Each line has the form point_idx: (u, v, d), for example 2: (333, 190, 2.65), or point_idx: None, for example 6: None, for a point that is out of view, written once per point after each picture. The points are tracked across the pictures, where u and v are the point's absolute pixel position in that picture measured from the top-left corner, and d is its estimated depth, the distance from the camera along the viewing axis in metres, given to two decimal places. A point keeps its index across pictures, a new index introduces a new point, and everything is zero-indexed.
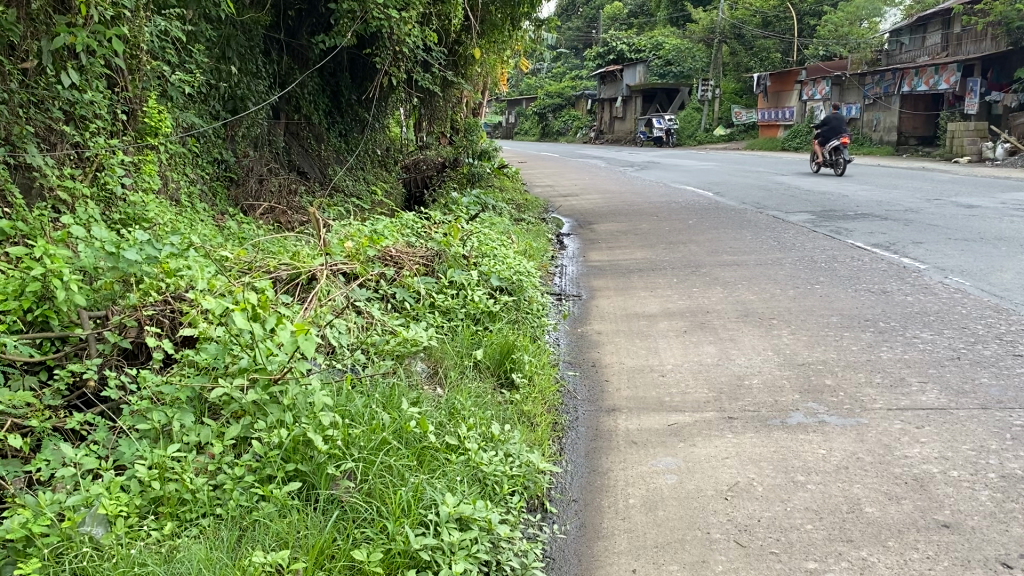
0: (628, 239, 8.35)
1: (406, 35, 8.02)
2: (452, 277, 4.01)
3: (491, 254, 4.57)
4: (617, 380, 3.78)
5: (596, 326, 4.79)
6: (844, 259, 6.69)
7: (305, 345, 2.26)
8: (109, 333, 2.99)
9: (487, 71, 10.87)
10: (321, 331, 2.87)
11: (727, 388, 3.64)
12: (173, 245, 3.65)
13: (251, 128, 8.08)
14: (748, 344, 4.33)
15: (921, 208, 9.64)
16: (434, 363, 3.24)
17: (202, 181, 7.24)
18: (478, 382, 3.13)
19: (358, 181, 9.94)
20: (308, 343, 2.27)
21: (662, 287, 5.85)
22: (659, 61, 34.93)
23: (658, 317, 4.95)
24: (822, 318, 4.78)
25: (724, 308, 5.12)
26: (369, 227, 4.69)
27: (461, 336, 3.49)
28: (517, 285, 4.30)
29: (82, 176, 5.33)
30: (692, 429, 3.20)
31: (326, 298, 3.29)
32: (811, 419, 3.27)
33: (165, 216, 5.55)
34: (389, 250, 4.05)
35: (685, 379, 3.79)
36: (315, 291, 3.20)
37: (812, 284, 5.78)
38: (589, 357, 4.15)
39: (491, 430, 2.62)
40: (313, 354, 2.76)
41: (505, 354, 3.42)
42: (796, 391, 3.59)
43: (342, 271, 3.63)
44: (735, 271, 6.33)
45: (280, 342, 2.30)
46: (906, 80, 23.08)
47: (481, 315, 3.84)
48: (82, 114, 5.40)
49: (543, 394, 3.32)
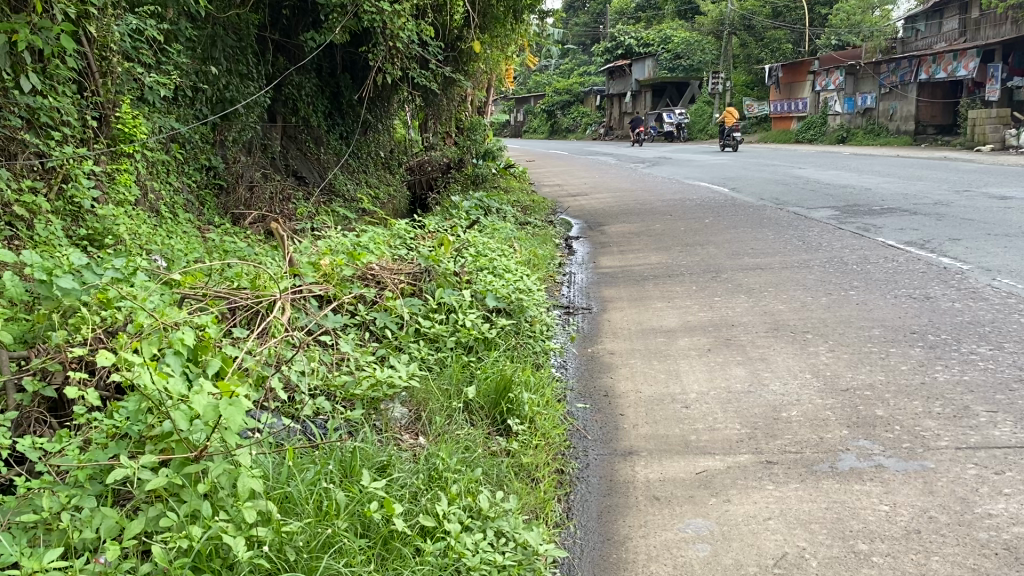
0: (641, 241, 7.83)
1: (401, 28, 7.49)
2: (442, 298, 3.50)
3: (488, 270, 4.09)
4: (633, 414, 3.27)
5: (608, 344, 4.29)
6: (877, 259, 6.15)
7: (230, 414, 1.79)
8: (29, 379, 2.44)
9: (491, 68, 10.35)
10: (272, 379, 2.39)
11: (763, 423, 3.12)
12: (118, 270, 3.16)
13: (243, 131, 7.57)
14: (782, 364, 3.81)
15: (952, 200, 9.05)
16: (416, 406, 2.73)
17: (187, 190, 6.82)
18: (467, 429, 2.63)
19: (360, 184, 9.57)
20: (233, 411, 1.80)
21: (680, 296, 5.33)
22: (669, 54, 34.08)
23: (678, 332, 4.43)
24: (862, 331, 4.25)
25: (751, 320, 4.60)
26: (351, 240, 4.19)
27: (449, 371, 2.99)
28: (518, 304, 3.78)
29: (47, 188, 4.98)
30: (723, 479, 2.69)
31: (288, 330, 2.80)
32: (865, 463, 2.75)
33: (139, 230, 5.15)
34: (370, 267, 3.60)
35: (713, 412, 3.26)
36: (272, 322, 2.71)
37: (846, 289, 5.24)
38: (601, 385, 3.64)
39: (478, 500, 2.11)
40: (251, 405, 2.30)
41: (501, 392, 2.92)
42: (843, 425, 3.07)
43: (314, 294, 3.18)
44: (759, 276, 5.79)
45: (200, 408, 1.81)
46: (923, 68, 22.47)
47: (474, 343, 3.33)
48: (45, 122, 5.05)
49: (547, 438, 2.83)
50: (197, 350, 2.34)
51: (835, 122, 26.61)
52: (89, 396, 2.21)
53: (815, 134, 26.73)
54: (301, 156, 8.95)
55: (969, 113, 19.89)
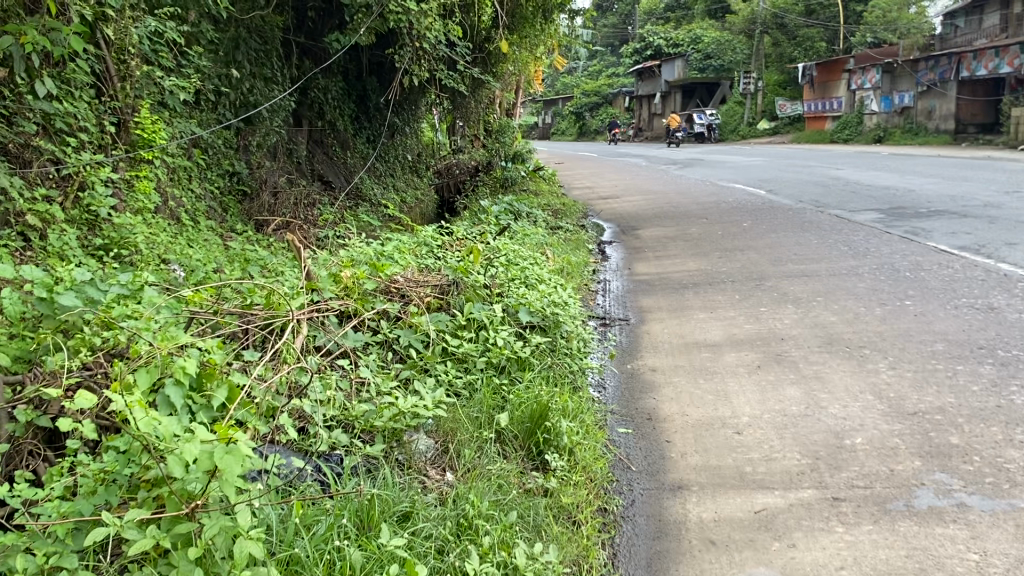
0: (677, 247, 7.53)
1: (427, 28, 7.24)
2: (470, 315, 3.24)
3: (518, 282, 3.82)
4: (681, 441, 2.99)
5: (649, 360, 4.01)
6: (930, 266, 5.80)
7: (226, 465, 1.55)
8: (22, 410, 2.19)
9: (520, 70, 10.10)
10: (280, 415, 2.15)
11: (825, 452, 2.83)
12: (124, 286, 2.96)
13: (268, 136, 7.37)
14: (841, 384, 3.50)
15: (1002, 201, 8.64)
16: (443, 438, 2.47)
17: (210, 197, 6.65)
18: (500, 464, 2.38)
19: (388, 189, 9.42)
20: (231, 461, 1.56)
21: (723, 306, 5.04)
22: (700, 55, 33.64)
23: (724, 347, 4.14)
24: (924, 347, 3.94)
25: (802, 333, 4.29)
26: (373, 251, 3.96)
27: (478, 397, 2.73)
28: (552, 320, 3.50)
29: (62, 196, 4.83)
30: (786, 519, 2.40)
31: (298, 356, 2.55)
32: (944, 501, 2.46)
33: (157, 239, 4.95)
34: (394, 280, 3.36)
35: (769, 440, 2.97)
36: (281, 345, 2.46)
37: (901, 298, 4.91)
38: (643, 408, 3.36)
39: (515, 556, 1.86)
40: (258, 441, 2.07)
41: (537, 421, 2.66)
42: (915, 456, 2.77)
43: (334, 310, 2.96)
44: (806, 285, 5.48)
45: (194, 457, 1.58)
46: (963, 66, 21.87)
47: (507, 363, 3.06)
48: (60, 128, 4.91)
49: (587, 474, 2.57)
50: (201, 378, 2.14)
51: (871, 122, 26.04)
52: (85, 430, 1.96)
53: (851, 134, 26.07)
54: (328, 160, 8.76)
55: (1011, 110, 19.31)
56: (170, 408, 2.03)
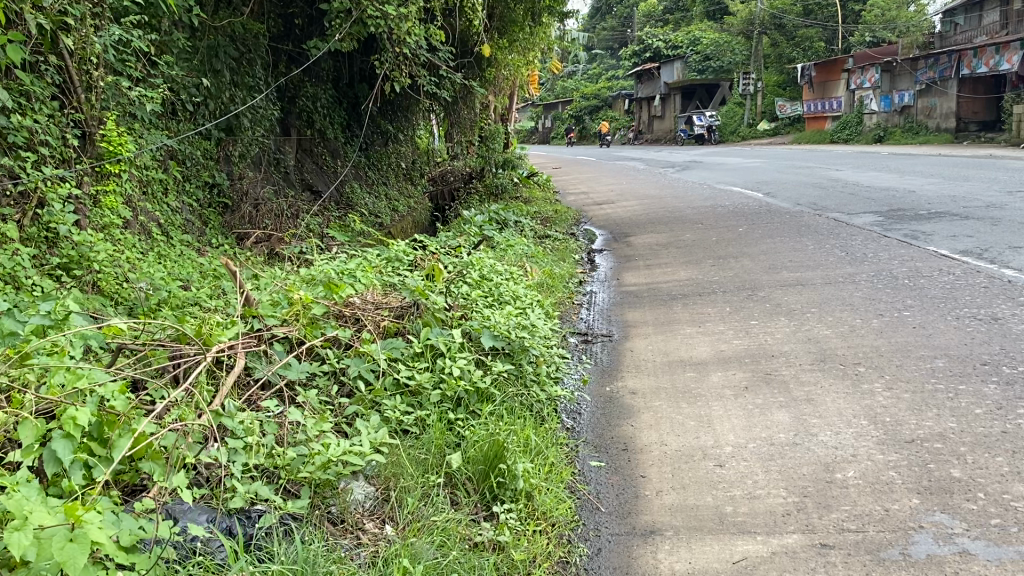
0: (669, 254, 7.29)
1: (408, 33, 6.96)
2: (428, 341, 2.99)
3: (484, 304, 3.58)
4: (657, 477, 2.73)
5: (629, 382, 3.76)
6: (931, 272, 5.54)
7: (68, 556, 1.41)
8: None
9: (510, 74, 9.85)
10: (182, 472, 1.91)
11: (815, 489, 2.58)
12: (48, 316, 2.71)
13: (249, 147, 7.08)
14: (833, 407, 3.24)
15: (1006, 202, 8.38)
16: (384, 484, 2.23)
17: (187, 211, 6.30)
18: (446, 514, 2.14)
19: (380, 198, 9.18)
20: (73, 551, 1.42)
21: (712, 319, 4.79)
22: (698, 56, 33.37)
23: (710, 365, 3.89)
24: (923, 363, 3.68)
25: (794, 349, 4.04)
26: (334, 269, 3.71)
27: (428, 438, 2.49)
28: (519, 344, 3.25)
29: (20, 214, 4.45)
30: (768, 571, 2.15)
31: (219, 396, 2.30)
32: (945, 548, 2.20)
33: (120, 257, 4.62)
34: (346, 305, 3.13)
35: (753, 474, 2.72)
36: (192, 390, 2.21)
37: (899, 309, 4.65)
38: (619, 437, 3.11)
39: None
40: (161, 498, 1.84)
41: (491, 461, 2.42)
42: (912, 493, 2.51)
43: (272, 341, 2.73)
44: (800, 294, 5.22)
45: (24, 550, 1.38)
46: (964, 63, 21.59)
47: (465, 396, 2.81)
48: (13, 142, 4.50)
49: (546, 521, 2.33)
50: (101, 426, 1.91)
51: (871, 121, 25.75)
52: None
53: (852, 133, 25.75)
54: (317, 169, 8.49)
55: (1012, 107, 19.01)
56: (56, 464, 1.79)
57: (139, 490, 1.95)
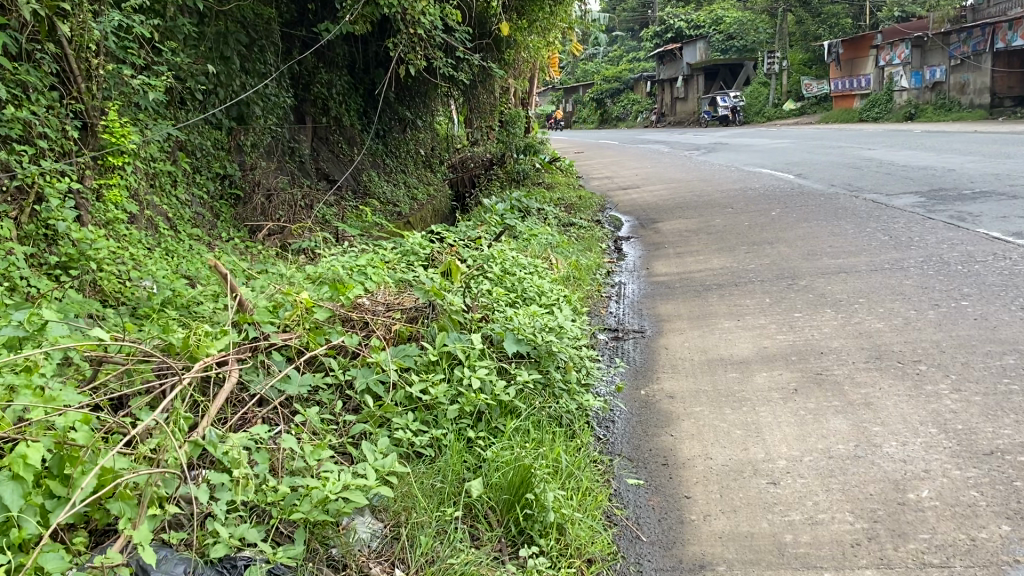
0: (700, 241, 6.93)
1: (422, 13, 6.61)
2: (443, 348, 2.70)
3: (504, 302, 3.27)
4: (703, 497, 2.43)
5: (664, 385, 3.45)
6: (985, 257, 5.16)
7: None
8: None
9: (531, 55, 9.49)
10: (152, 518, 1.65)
11: (887, 514, 2.25)
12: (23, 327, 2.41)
13: (262, 135, 6.82)
14: (896, 413, 2.91)
15: None
16: (393, 520, 1.96)
17: (199, 203, 6.02)
18: (464, 556, 1.86)
19: (398, 186, 8.89)
20: None
21: (751, 311, 4.46)
22: (721, 36, 32.70)
23: (754, 365, 3.56)
24: (992, 360, 3.33)
25: (845, 345, 3.71)
26: (344, 266, 3.41)
27: (444, 463, 2.21)
28: (544, 349, 2.94)
29: (18, 212, 4.14)
30: None
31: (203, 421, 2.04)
32: None
33: (122, 254, 4.26)
34: (351, 310, 2.84)
35: (813, 494, 2.40)
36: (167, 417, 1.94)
37: (956, 298, 4.28)
38: (658, 449, 2.80)
39: None
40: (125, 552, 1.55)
41: (517, 488, 2.14)
42: (1000, 518, 2.17)
43: (264, 353, 2.46)
44: (845, 283, 4.87)
45: None
46: (998, 36, 20.89)
47: (484, 411, 2.52)
48: (7, 134, 4.18)
49: (581, 558, 2.05)
50: (63, 462, 1.64)
51: (901, 99, 25.02)
52: None
53: (881, 112, 25.05)
54: (334, 158, 8.17)
55: None
56: (4, 510, 1.52)
57: (110, 530, 1.71)
